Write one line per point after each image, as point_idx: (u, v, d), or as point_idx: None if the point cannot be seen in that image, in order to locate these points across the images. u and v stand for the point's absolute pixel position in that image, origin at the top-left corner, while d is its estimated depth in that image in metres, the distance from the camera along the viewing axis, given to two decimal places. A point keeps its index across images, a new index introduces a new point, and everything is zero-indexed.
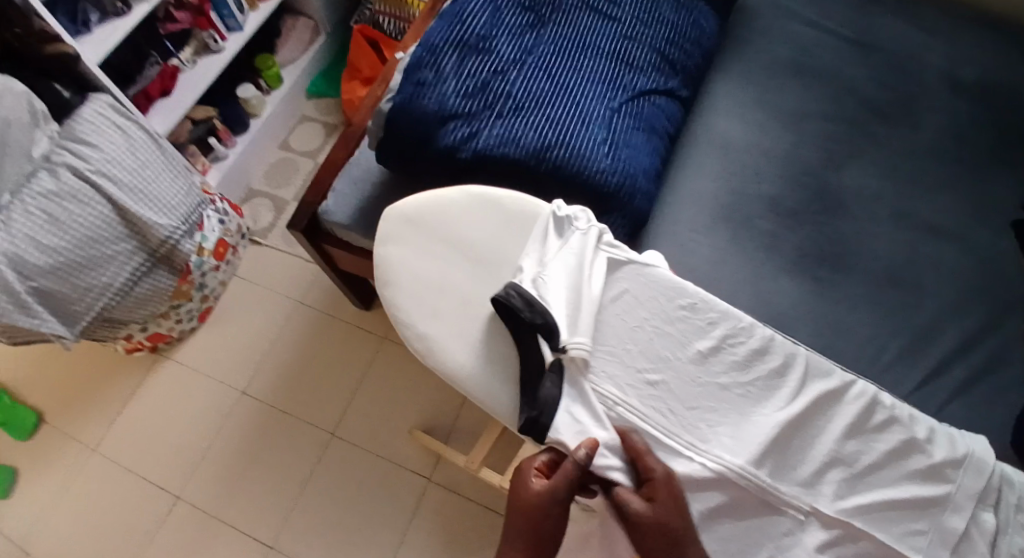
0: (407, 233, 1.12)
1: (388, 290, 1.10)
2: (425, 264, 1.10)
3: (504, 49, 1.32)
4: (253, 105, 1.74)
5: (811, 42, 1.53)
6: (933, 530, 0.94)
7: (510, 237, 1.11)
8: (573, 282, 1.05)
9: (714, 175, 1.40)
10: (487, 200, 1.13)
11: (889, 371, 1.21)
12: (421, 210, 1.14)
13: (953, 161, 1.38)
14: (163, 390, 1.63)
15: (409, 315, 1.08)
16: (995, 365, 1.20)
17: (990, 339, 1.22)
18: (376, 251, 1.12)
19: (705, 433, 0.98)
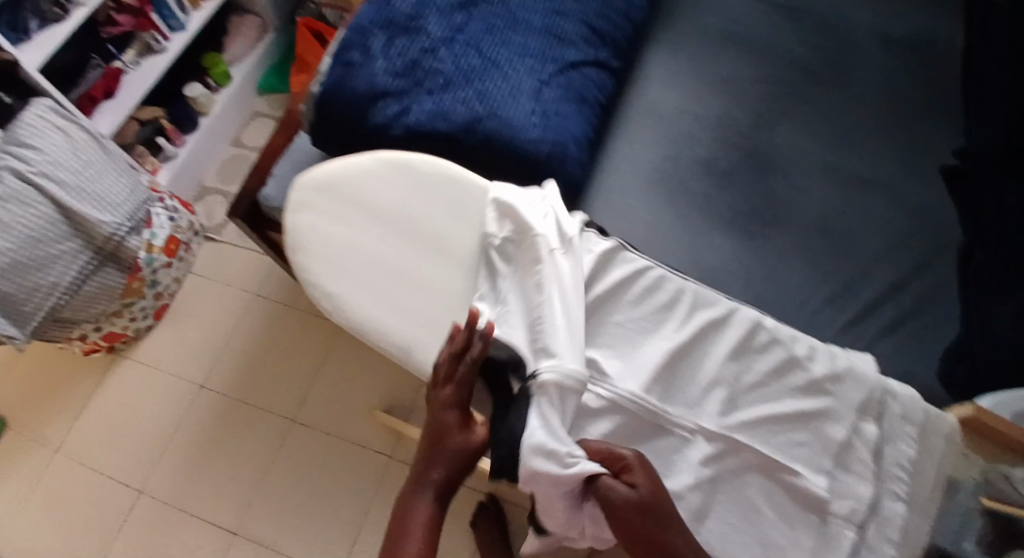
0: (321, 202, 1.14)
1: (296, 253, 1.11)
2: (340, 229, 1.11)
3: (434, 28, 1.35)
4: (201, 103, 1.73)
5: (744, 10, 1.55)
6: (805, 446, 0.98)
7: (433, 202, 1.12)
8: (485, 239, 1.08)
9: (656, 145, 1.41)
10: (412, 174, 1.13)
11: (816, 320, 1.24)
12: (339, 181, 1.14)
13: (878, 120, 1.40)
14: (130, 388, 1.64)
15: (321, 278, 1.10)
16: (922, 309, 1.24)
17: (911, 281, 1.26)
18: (287, 219, 1.13)
19: (598, 363, 1.01)
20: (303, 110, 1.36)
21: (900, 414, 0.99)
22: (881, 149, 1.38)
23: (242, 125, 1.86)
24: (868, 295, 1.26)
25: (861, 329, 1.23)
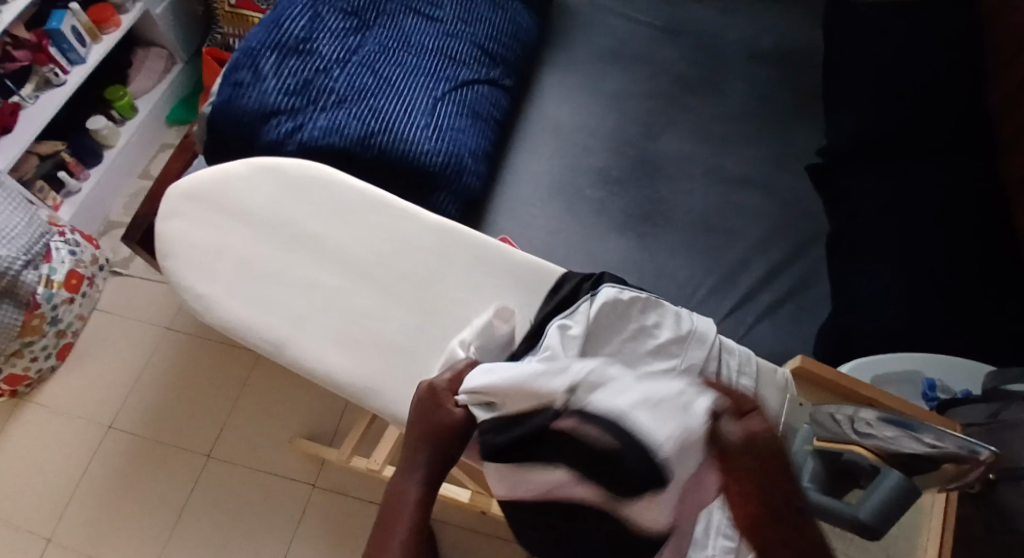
0: (190, 208, 1.13)
1: (168, 260, 1.11)
2: (207, 229, 1.12)
3: (326, 50, 1.38)
4: (104, 135, 1.72)
5: (625, 32, 1.65)
6: None
7: (301, 204, 1.12)
8: (351, 234, 1.10)
9: (553, 157, 1.48)
10: (284, 179, 1.14)
11: (707, 307, 1.31)
12: (209, 185, 1.15)
13: (754, 123, 1.51)
14: (35, 434, 1.59)
15: (192, 281, 1.10)
16: (803, 293, 1.33)
17: (792, 264, 1.35)
18: (157, 229, 1.13)
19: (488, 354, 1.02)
20: (197, 131, 1.36)
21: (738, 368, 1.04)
22: (757, 149, 1.48)
23: (149, 158, 1.85)
24: (745, 283, 1.32)
25: (737, 318, 1.29)
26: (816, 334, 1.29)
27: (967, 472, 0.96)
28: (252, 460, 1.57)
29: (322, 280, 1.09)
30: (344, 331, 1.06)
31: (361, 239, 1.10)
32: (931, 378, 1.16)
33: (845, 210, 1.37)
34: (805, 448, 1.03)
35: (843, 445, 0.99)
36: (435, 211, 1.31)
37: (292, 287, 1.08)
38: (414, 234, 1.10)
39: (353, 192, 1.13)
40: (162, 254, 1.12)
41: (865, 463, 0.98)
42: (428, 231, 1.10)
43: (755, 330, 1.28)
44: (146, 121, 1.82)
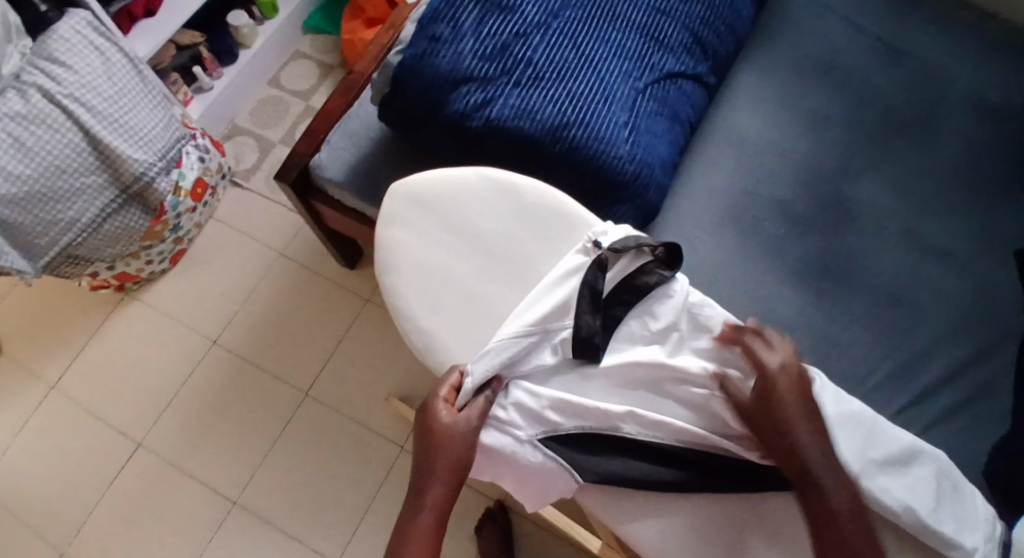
0: (415, 218, 1.07)
1: (388, 277, 1.07)
2: (428, 247, 1.07)
3: (529, 10, 1.23)
4: (244, 34, 1.61)
5: (841, 40, 1.46)
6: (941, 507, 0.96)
7: (503, 211, 1.06)
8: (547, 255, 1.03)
9: (734, 172, 1.34)
10: (519, 208, 1.06)
11: (870, 391, 1.18)
12: (428, 194, 1.08)
13: (961, 184, 1.33)
14: (138, 333, 1.55)
15: (408, 306, 1.06)
16: (981, 396, 1.18)
17: (978, 366, 1.20)
18: (379, 232, 1.08)
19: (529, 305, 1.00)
20: (375, 78, 1.25)
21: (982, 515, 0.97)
22: (961, 217, 1.31)
23: (281, 64, 1.72)
24: (924, 378, 1.19)
25: (907, 414, 1.17)
26: (991, 447, 1.15)
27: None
28: (344, 409, 1.50)
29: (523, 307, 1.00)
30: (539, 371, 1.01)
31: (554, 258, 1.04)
32: None
33: None
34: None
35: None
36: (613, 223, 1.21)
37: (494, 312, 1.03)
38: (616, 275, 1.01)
39: (552, 204, 1.05)
40: (381, 266, 1.08)
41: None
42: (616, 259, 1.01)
43: (922, 430, 1.16)
44: (286, 23, 1.69)
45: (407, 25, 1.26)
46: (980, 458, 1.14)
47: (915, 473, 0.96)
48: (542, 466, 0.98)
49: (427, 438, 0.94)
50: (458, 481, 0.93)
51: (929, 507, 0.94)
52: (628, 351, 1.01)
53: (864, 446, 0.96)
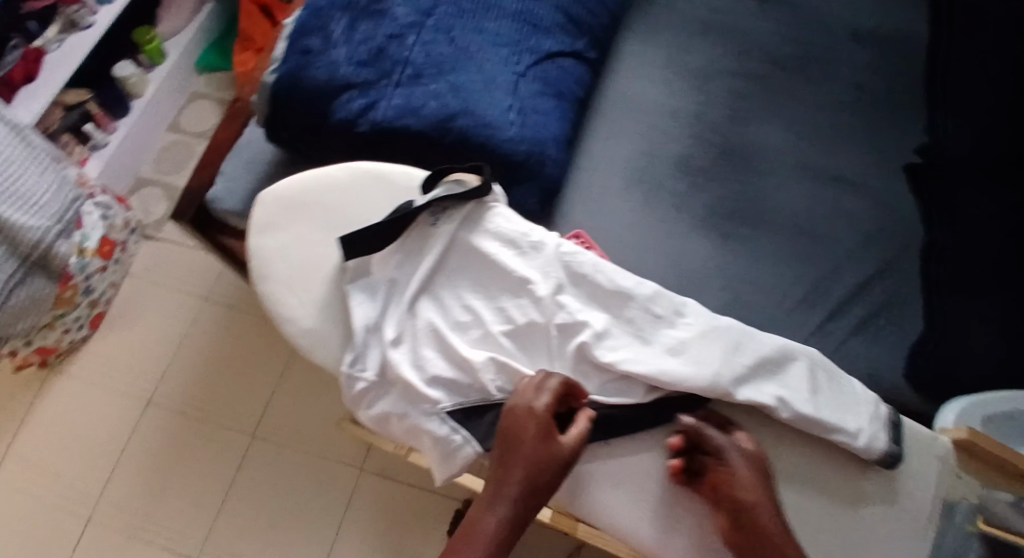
0: (285, 223, 1.07)
1: (260, 284, 1.05)
2: (298, 247, 1.06)
3: (400, 11, 1.24)
4: (133, 84, 1.59)
5: (715, 0, 1.49)
6: (815, 396, 0.95)
7: (377, 202, 1.08)
8: (375, 245, 1.02)
9: (633, 140, 1.35)
10: (388, 194, 1.08)
11: (787, 319, 1.21)
12: (299, 196, 1.09)
13: (848, 114, 1.37)
14: (71, 407, 1.51)
15: (285, 308, 1.04)
16: (891, 308, 1.23)
17: (883, 279, 1.24)
18: (250, 242, 1.07)
19: (407, 268, 1.03)
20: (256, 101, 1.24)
21: (859, 396, 0.97)
22: (851, 144, 1.34)
23: (179, 110, 1.71)
24: (836, 299, 1.23)
25: (823, 337, 1.20)
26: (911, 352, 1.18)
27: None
28: (295, 443, 1.47)
29: (401, 281, 1.03)
30: (429, 340, 0.99)
31: (420, 242, 1.04)
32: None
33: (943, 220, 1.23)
34: (968, 528, 0.96)
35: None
36: (515, 204, 1.21)
37: (368, 292, 1.02)
38: (489, 236, 1.03)
39: (424, 193, 1.05)
40: (253, 274, 1.06)
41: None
42: (479, 233, 1.04)
43: (837, 345, 1.20)
44: (175, 68, 1.66)
45: (281, 44, 1.25)
46: (897, 360, 1.19)
47: (774, 378, 0.96)
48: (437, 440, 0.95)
49: (519, 430, 0.90)
50: (536, 499, 0.89)
51: (805, 398, 0.94)
52: (503, 299, 1.01)
53: (733, 353, 0.96)
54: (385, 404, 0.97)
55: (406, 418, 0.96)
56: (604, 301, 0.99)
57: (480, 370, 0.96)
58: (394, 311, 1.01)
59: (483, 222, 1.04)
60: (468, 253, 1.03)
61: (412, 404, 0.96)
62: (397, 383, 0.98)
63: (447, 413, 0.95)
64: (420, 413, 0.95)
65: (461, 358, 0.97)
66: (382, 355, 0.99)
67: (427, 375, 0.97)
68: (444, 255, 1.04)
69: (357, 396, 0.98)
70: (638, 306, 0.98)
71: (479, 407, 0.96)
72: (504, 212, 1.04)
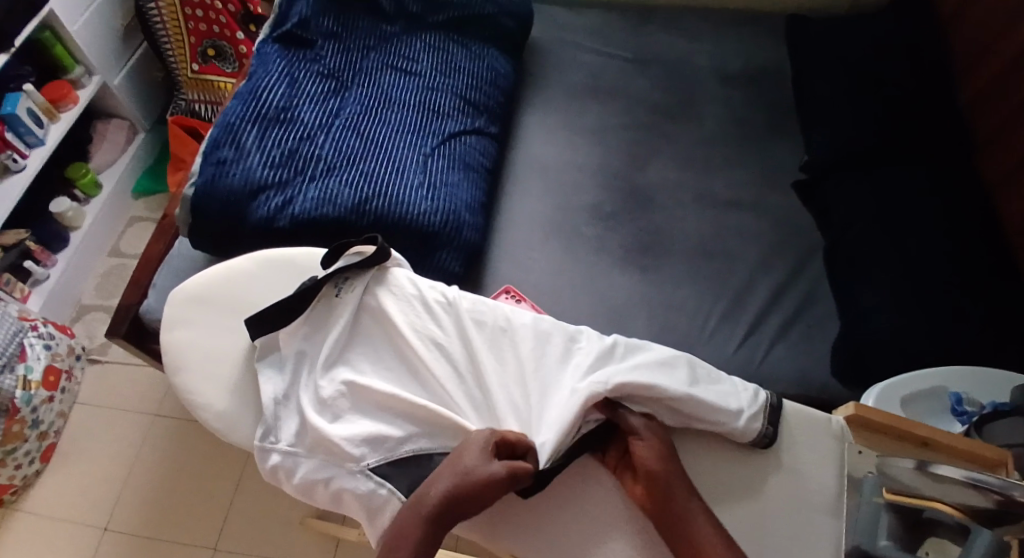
0: (196, 315, 1.11)
1: (179, 375, 1.07)
2: (213, 334, 1.10)
3: (307, 117, 1.35)
4: (70, 217, 1.61)
5: (600, 66, 1.63)
6: (695, 384, 1.00)
7: (282, 282, 1.13)
8: (283, 321, 1.07)
9: (546, 198, 1.44)
10: (294, 273, 1.14)
11: (712, 335, 1.28)
12: (208, 289, 1.13)
13: (734, 146, 1.51)
14: (23, 548, 1.46)
15: (207, 394, 1.06)
16: (803, 312, 1.32)
17: (793, 286, 1.35)
18: (164, 338, 1.10)
19: (324, 342, 1.07)
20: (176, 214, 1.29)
21: (739, 386, 1.02)
22: (741, 172, 1.47)
23: (118, 235, 1.74)
24: (753, 311, 1.31)
25: (749, 346, 1.28)
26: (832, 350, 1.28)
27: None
28: (262, 545, 1.47)
29: (315, 355, 1.07)
30: (353, 396, 1.03)
31: (327, 313, 1.09)
32: (957, 391, 1.14)
33: (837, 227, 1.37)
34: (876, 500, 0.96)
35: (923, 501, 0.91)
36: (438, 269, 1.28)
37: (276, 367, 1.06)
38: (388, 298, 1.09)
39: (326, 266, 1.11)
40: (170, 367, 1.08)
41: (950, 521, 0.89)
42: (382, 293, 1.09)
43: (762, 354, 1.27)
44: (111, 198, 1.70)
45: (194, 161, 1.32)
46: (818, 360, 1.28)
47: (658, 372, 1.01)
48: (359, 495, 0.98)
49: (455, 457, 0.94)
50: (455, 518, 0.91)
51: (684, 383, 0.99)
52: (414, 353, 1.06)
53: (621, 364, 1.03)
54: (306, 470, 0.99)
55: (331, 481, 0.99)
56: (506, 340, 1.06)
57: (411, 412, 1.02)
58: (311, 381, 1.05)
59: (388, 284, 1.10)
60: (378, 316, 1.09)
61: (337, 463, 0.99)
62: (319, 448, 1.00)
63: (372, 470, 0.98)
64: (344, 473, 0.99)
65: (393, 404, 1.03)
66: (299, 423, 1.02)
67: (349, 435, 0.99)
68: (354, 320, 1.09)
69: (274, 468, 1.01)
70: (536, 339, 1.06)
71: (410, 453, 1.00)
72: (409, 276, 1.11)
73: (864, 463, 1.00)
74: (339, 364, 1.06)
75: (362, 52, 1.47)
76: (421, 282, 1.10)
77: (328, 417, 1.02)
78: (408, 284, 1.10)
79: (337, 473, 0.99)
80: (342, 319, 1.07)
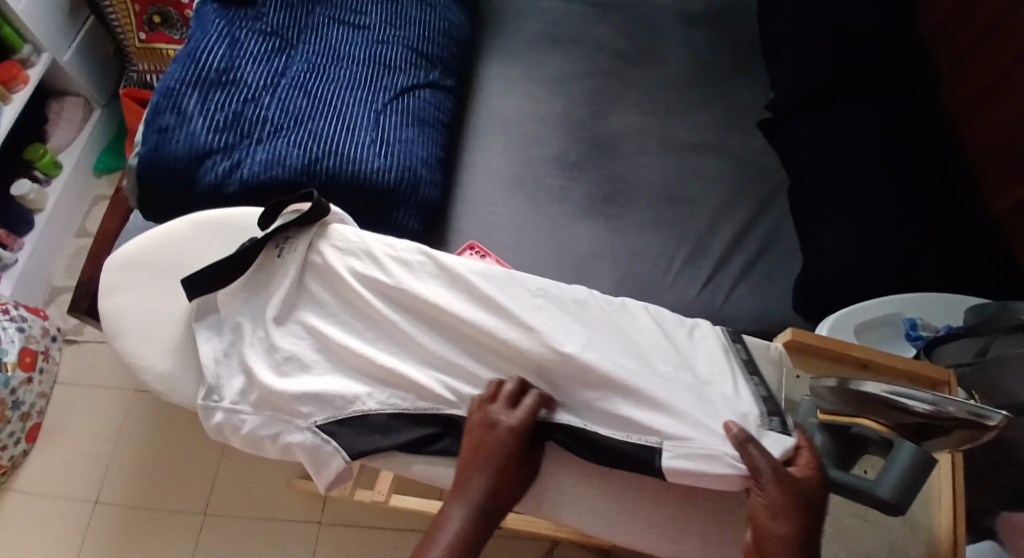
0: (132, 282, 1.15)
1: (120, 340, 1.12)
2: (152, 301, 1.14)
3: (250, 77, 1.33)
4: (33, 200, 1.60)
5: (559, 12, 1.61)
6: (679, 339, 1.04)
7: (216, 243, 1.16)
8: (219, 281, 1.10)
9: (506, 150, 1.43)
10: (225, 233, 1.17)
11: (676, 279, 1.30)
12: (143, 255, 1.16)
13: (695, 88, 1.50)
14: (18, 524, 1.49)
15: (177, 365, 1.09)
16: (767, 250, 1.34)
17: (757, 225, 1.36)
18: (103, 304, 1.14)
19: (273, 305, 1.09)
20: (126, 185, 1.29)
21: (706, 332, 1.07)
22: (703, 114, 1.47)
23: (84, 215, 1.74)
24: (716, 253, 1.32)
25: (713, 287, 1.29)
26: (793, 287, 1.30)
27: (975, 435, 0.95)
28: (251, 507, 1.51)
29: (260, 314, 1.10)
30: (316, 359, 1.07)
31: (269, 274, 1.12)
32: (912, 317, 1.20)
33: (800, 162, 1.37)
34: (810, 420, 1.02)
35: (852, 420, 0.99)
36: (396, 227, 1.29)
37: (214, 328, 1.10)
38: (325, 251, 1.11)
39: (263, 227, 1.13)
40: (112, 334, 1.13)
41: (875, 436, 0.96)
42: (325, 246, 1.12)
43: (726, 294, 1.29)
44: (72, 177, 1.69)
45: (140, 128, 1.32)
46: (782, 295, 1.29)
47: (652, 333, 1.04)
48: (299, 448, 1.04)
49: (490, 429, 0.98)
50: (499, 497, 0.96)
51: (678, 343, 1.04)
52: (370, 309, 1.07)
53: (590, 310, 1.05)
54: (251, 426, 1.05)
55: (278, 437, 1.04)
56: (461, 286, 1.07)
57: (375, 369, 1.05)
58: (256, 338, 1.09)
59: (331, 236, 1.12)
60: (328, 274, 1.11)
61: (284, 419, 1.04)
62: (262, 405, 1.05)
63: (319, 427, 1.03)
64: (293, 429, 1.04)
65: (357, 363, 1.06)
66: (243, 380, 1.07)
67: (291, 390, 1.04)
68: (300, 279, 1.12)
69: (219, 425, 1.06)
70: (491, 285, 1.06)
71: (362, 412, 1.03)
72: (358, 232, 1.12)
73: (801, 387, 1.09)
74: (289, 322, 1.09)
75: (307, 8, 1.44)
76: (360, 233, 1.13)
77: (274, 375, 1.06)
78: (351, 239, 1.12)
79: (278, 431, 1.04)
80: (285, 279, 1.10)
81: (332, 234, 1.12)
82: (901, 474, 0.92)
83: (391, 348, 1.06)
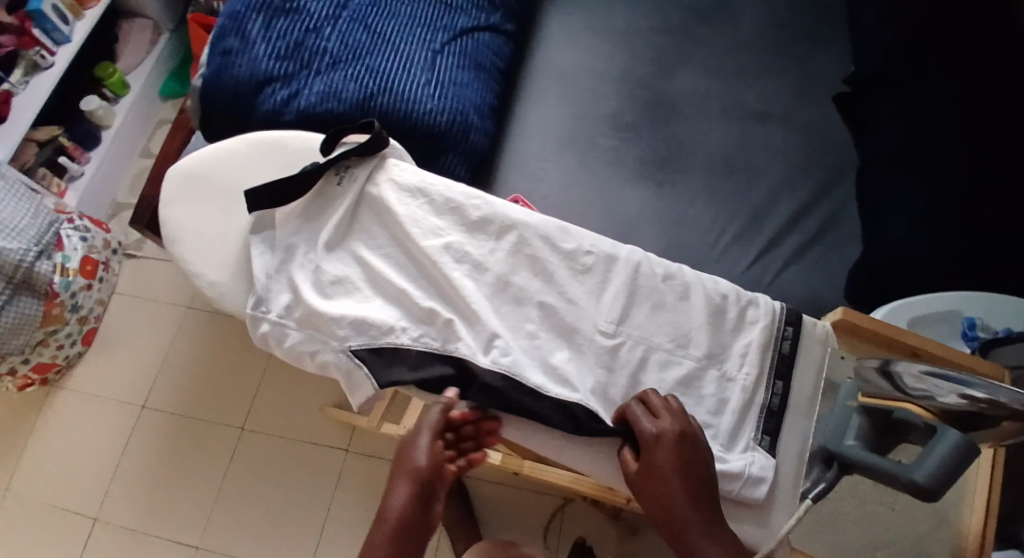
0: (189, 195, 1.17)
1: (177, 248, 1.14)
2: (204, 217, 1.16)
3: (313, 6, 1.33)
4: (100, 116, 1.65)
5: None
6: (721, 328, 1.04)
7: (273, 165, 1.17)
8: (280, 200, 1.11)
9: (564, 104, 1.40)
10: (280, 155, 1.18)
11: (723, 252, 1.26)
12: (203, 169, 1.18)
13: (769, 53, 1.43)
14: (70, 420, 1.59)
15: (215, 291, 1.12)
16: (825, 231, 1.28)
17: (816, 205, 1.30)
18: (161, 213, 1.16)
19: (325, 231, 1.10)
20: (189, 106, 1.32)
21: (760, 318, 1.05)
22: (774, 82, 1.40)
23: (148, 136, 1.78)
24: (769, 231, 1.27)
25: (761, 265, 1.25)
26: (848, 271, 1.25)
27: None
28: (285, 430, 1.56)
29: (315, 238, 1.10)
30: (352, 293, 1.07)
31: (328, 200, 1.13)
32: (971, 317, 1.16)
33: (871, 143, 1.31)
34: (849, 404, 1.00)
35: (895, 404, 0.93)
36: (443, 171, 1.28)
37: (268, 245, 1.11)
38: (385, 187, 1.12)
39: (325, 153, 1.13)
40: (168, 241, 1.15)
41: (917, 421, 0.90)
42: (382, 181, 1.12)
43: (774, 273, 1.25)
44: (139, 98, 1.74)
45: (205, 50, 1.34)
46: (833, 281, 1.25)
47: (695, 311, 1.04)
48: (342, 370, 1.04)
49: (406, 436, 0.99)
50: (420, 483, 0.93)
51: (717, 329, 1.04)
52: (415, 250, 1.08)
53: (639, 281, 1.05)
54: (293, 341, 1.05)
55: (316, 355, 1.05)
56: (509, 241, 1.08)
57: (406, 314, 1.06)
58: (306, 259, 1.09)
59: (390, 172, 1.13)
60: (382, 209, 1.11)
61: (324, 336, 1.04)
62: (306, 324, 1.05)
63: (352, 351, 1.03)
64: (328, 349, 1.04)
65: (388, 307, 1.07)
66: (291, 297, 1.07)
67: (336, 311, 1.04)
68: (352, 212, 1.12)
69: (264, 335, 1.06)
70: (540, 239, 1.07)
71: (393, 344, 1.03)
72: (419, 173, 1.12)
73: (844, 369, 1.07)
74: (339, 250, 1.10)
75: None
76: (420, 173, 1.13)
77: (321, 298, 1.06)
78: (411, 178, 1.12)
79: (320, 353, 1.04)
80: (341, 207, 1.11)
81: (391, 171, 1.13)
82: (939, 459, 0.85)
83: (428, 289, 1.07)
